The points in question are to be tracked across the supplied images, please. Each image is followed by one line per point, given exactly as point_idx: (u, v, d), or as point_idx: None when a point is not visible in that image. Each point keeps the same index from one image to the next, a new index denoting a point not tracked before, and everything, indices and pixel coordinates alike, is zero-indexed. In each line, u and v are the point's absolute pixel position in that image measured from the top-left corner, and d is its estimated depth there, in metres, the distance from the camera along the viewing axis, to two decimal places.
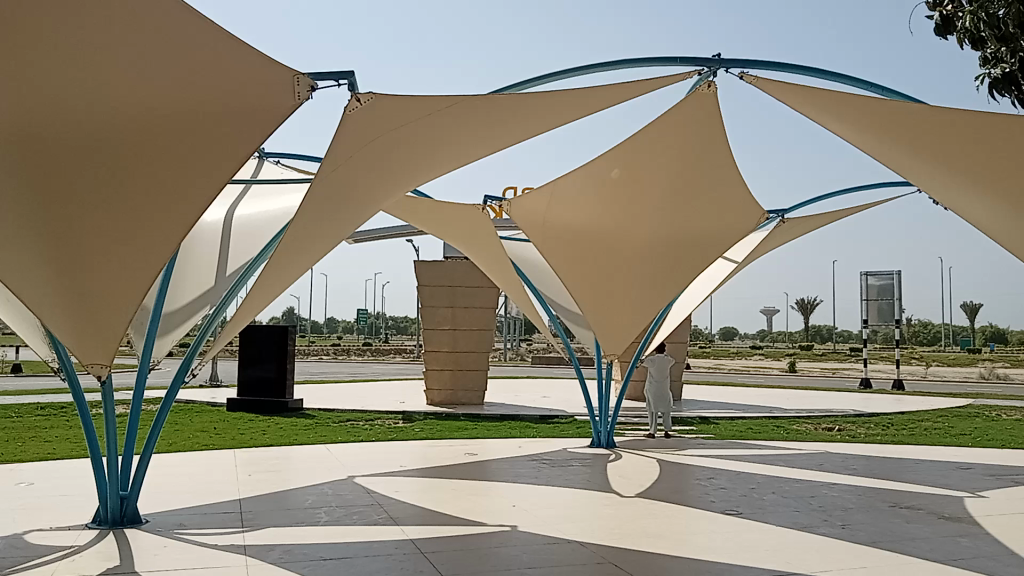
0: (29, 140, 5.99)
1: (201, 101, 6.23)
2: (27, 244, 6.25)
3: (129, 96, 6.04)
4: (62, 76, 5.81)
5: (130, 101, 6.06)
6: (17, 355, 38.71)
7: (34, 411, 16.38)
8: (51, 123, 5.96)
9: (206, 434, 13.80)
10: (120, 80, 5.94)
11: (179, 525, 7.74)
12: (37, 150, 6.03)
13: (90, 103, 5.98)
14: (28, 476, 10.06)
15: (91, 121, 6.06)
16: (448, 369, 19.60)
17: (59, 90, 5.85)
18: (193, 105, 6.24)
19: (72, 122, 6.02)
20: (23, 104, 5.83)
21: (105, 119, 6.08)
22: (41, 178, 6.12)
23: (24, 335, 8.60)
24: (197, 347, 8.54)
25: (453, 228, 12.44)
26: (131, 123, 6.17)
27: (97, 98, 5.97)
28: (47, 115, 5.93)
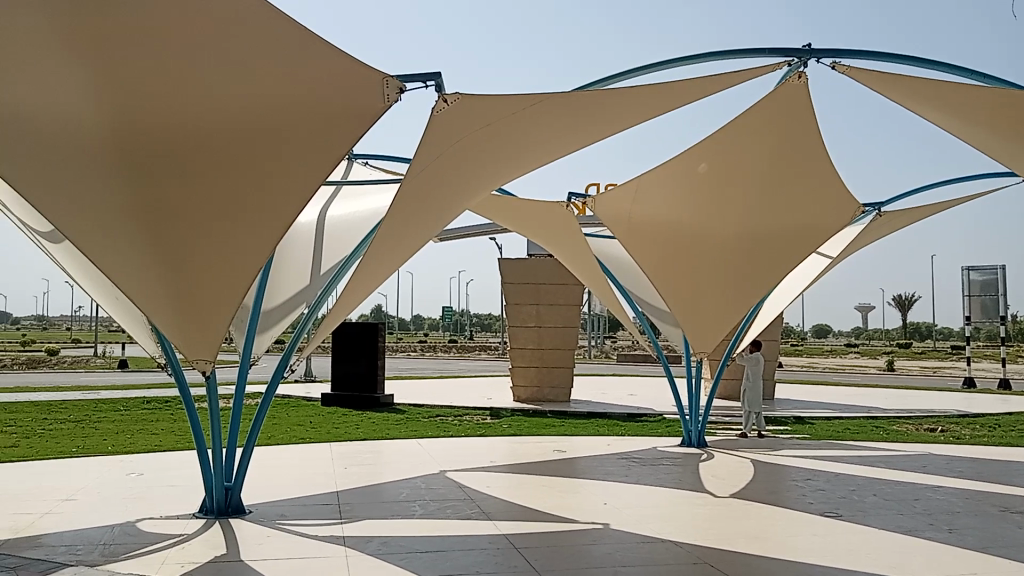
0: (136, 145, 6.27)
1: (291, 97, 6.43)
2: (135, 245, 6.48)
3: (227, 95, 6.29)
4: (167, 81, 6.13)
5: (225, 99, 6.31)
6: (123, 352, 40.60)
7: (141, 405, 17.19)
8: (150, 124, 6.23)
9: (302, 428, 14.20)
10: (215, 79, 6.20)
11: (281, 515, 8.01)
12: (137, 152, 6.28)
13: (187, 103, 6.25)
14: (140, 467, 10.57)
15: (188, 121, 6.32)
16: (534, 366, 19.58)
17: (157, 91, 6.13)
18: (282, 103, 6.45)
19: (176, 125, 6.30)
20: (125, 106, 6.11)
21: (202, 119, 6.35)
22: (146, 180, 6.36)
23: (131, 330, 8.89)
24: (294, 343, 8.83)
25: (537, 226, 12.49)
26: (226, 122, 6.41)
27: (191, 97, 6.24)
28: (153, 118, 6.23)
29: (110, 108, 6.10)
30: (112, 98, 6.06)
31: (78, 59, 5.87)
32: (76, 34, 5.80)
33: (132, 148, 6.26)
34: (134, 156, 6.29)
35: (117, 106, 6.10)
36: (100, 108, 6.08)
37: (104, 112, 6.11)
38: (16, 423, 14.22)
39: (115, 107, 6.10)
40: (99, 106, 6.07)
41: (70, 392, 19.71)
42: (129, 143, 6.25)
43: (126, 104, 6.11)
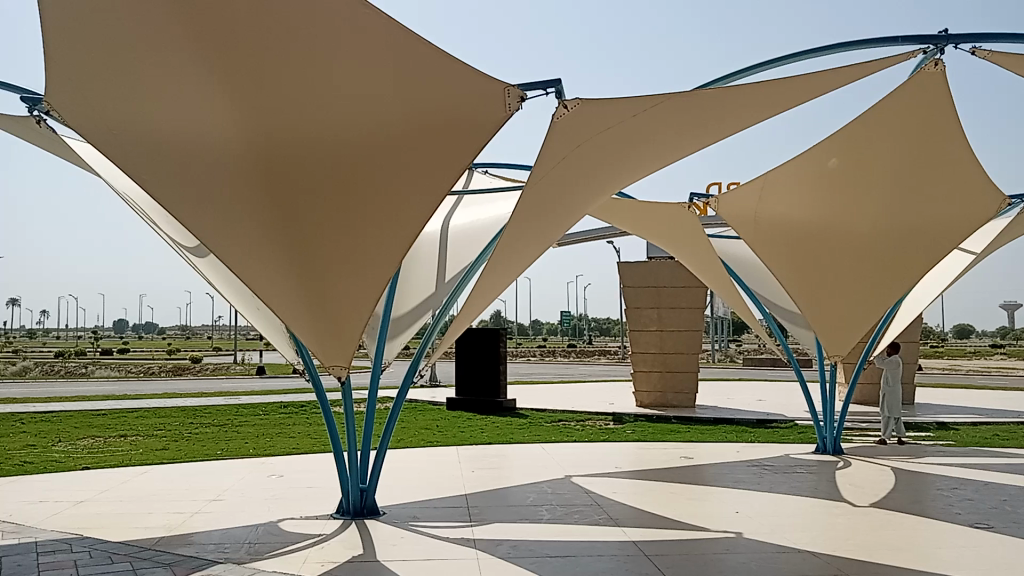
0: (272, 164, 6.54)
1: (415, 115, 6.49)
2: (274, 257, 6.83)
3: (354, 113, 6.41)
4: (298, 103, 6.31)
5: (353, 118, 6.44)
6: (261, 359, 42.78)
7: (279, 409, 18.05)
8: (282, 144, 6.47)
9: (429, 432, 14.54)
10: (342, 100, 6.35)
11: (414, 517, 8.23)
12: (270, 170, 6.55)
13: (317, 123, 6.42)
14: (280, 469, 11.09)
15: (317, 140, 6.50)
16: (656, 371, 19.33)
17: (288, 112, 6.34)
18: (407, 120, 6.52)
19: (307, 143, 6.50)
20: (258, 126, 6.37)
21: (330, 138, 6.51)
22: (282, 196, 6.64)
23: (271, 337, 9.39)
24: (423, 349, 9.06)
25: (659, 228, 12.38)
26: (353, 140, 6.54)
27: (320, 117, 6.41)
28: (286, 137, 6.45)
29: (245, 129, 6.39)
30: (246, 120, 6.34)
31: (215, 83, 6.18)
32: (213, 61, 6.08)
33: (265, 167, 6.54)
34: (267, 174, 6.56)
35: (251, 127, 6.38)
36: (236, 128, 6.39)
37: (239, 132, 6.41)
38: (167, 426, 15.20)
39: (250, 127, 6.39)
40: (234, 127, 6.38)
41: (212, 397, 20.91)
42: (262, 162, 6.52)
43: (259, 125, 6.37)
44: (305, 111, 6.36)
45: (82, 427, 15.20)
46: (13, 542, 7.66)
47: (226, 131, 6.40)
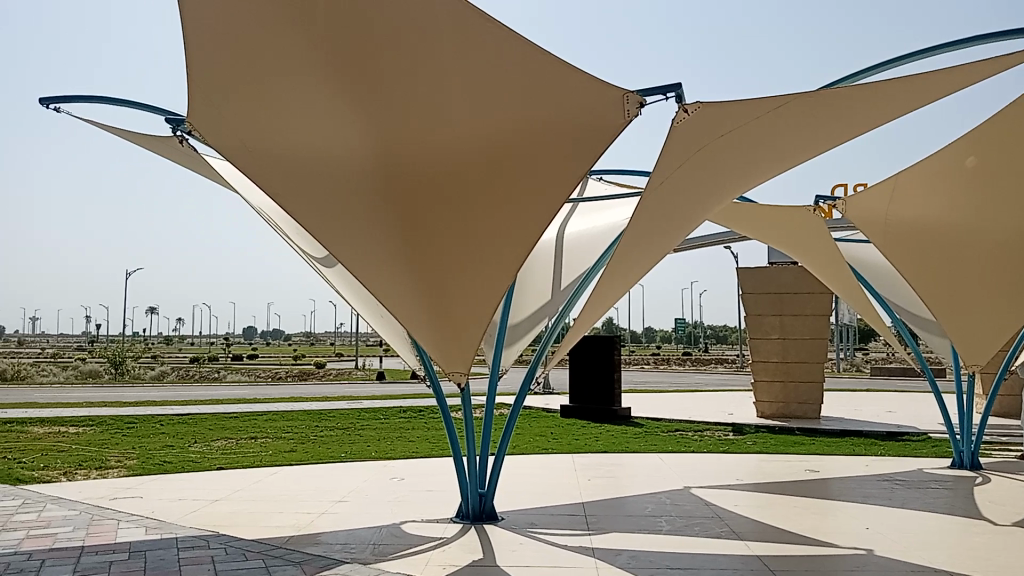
0: (391, 176, 6.72)
1: (534, 132, 6.49)
2: (396, 266, 7.03)
3: (471, 126, 6.48)
4: (415, 118, 6.46)
5: (474, 134, 6.52)
6: (381, 365, 44.03)
7: (398, 413, 18.50)
8: (406, 158, 6.65)
9: (545, 439, 14.58)
10: (462, 117, 6.43)
11: (532, 524, 8.27)
12: (394, 184, 6.76)
13: (435, 136, 6.55)
14: (401, 472, 11.36)
15: (439, 156, 6.64)
16: (779, 380, 18.74)
17: (411, 128, 6.51)
18: (527, 137, 6.52)
19: (425, 155, 6.64)
20: (383, 142, 6.58)
21: (452, 153, 6.63)
22: (402, 208, 6.82)
23: (394, 344, 9.66)
24: (540, 356, 9.10)
25: (781, 232, 12.03)
26: (474, 156, 6.63)
27: (442, 133, 6.53)
28: (405, 150, 6.62)
29: (371, 145, 6.61)
30: (372, 136, 6.56)
31: (344, 102, 6.41)
32: (341, 81, 6.30)
33: (390, 181, 6.74)
34: (392, 189, 6.77)
35: (376, 143, 6.59)
36: (363, 144, 6.61)
37: (366, 148, 6.64)
38: (294, 429, 15.83)
39: (376, 143, 6.60)
40: (361, 143, 6.61)
41: (335, 402, 21.65)
42: (387, 176, 6.73)
43: (385, 141, 6.58)
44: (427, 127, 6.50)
45: (216, 429, 16.02)
46: (156, 537, 8.14)
47: (353, 147, 6.65)
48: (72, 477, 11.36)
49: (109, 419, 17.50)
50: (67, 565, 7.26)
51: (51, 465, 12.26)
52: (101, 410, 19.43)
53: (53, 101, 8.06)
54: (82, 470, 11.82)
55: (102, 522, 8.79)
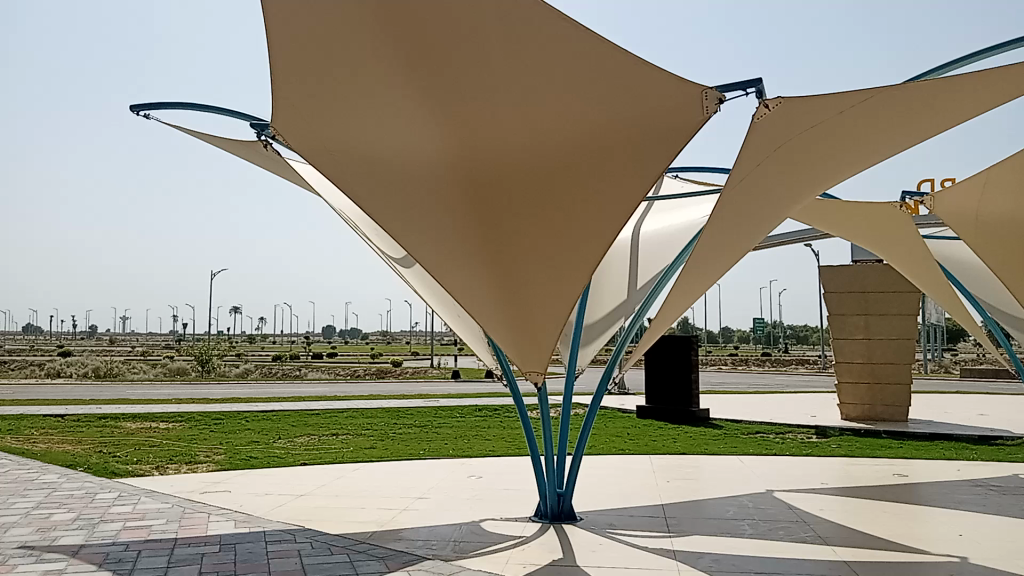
0: (467, 177, 6.77)
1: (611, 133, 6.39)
2: (472, 267, 7.06)
3: (544, 125, 6.44)
4: (490, 118, 6.47)
5: (547, 135, 6.48)
6: (456, 364, 44.48)
7: (474, 412, 18.66)
8: (482, 159, 6.68)
9: (622, 440, 14.51)
10: (537, 116, 6.40)
11: (611, 525, 8.24)
12: (470, 184, 6.80)
13: (509, 136, 6.54)
14: (479, 470, 11.46)
15: (515, 156, 6.63)
16: (864, 382, 18.17)
17: (487, 129, 6.53)
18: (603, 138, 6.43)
19: (499, 156, 6.65)
20: (459, 142, 6.63)
21: (527, 155, 6.61)
22: (478, 208, 6.85)
23: (471, 343, 9.75)
24: (617, 356, 9.05)
25: (865, 229, 11.68)
26: (549, 156, 6.58)
27: (517, 134, 6.52)
28: (480, 151, 6.65)
29: (448, 146, 6.67)
30: (449, 137, 6.62)
31: (421, 105, 6.50)
32: (418, 83, 6.40)
33: (468, 182, 6.79)
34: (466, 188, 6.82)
35: (453, 144, 6.65)
36: (439, 145, 6.68)
37: (443, 149, 6.71)
38: (373, 427, 16.14)
39: (451, 144, 6.65)
40: (439, 143, 6.68)
41: (412, 400, 21.98)
42: (465, 177, 6.79)
43: (462, 142, 6.63)
44: (502, 128, 6.51)
45: (299, 425, 16.45)
46: (245, 530, 8.41)
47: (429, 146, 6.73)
48: (164, 471, 11.82)
49: (198, 415, 18.15)
50: (163, 555, 7.56)
51: (145, 459, 12.78)
52: (190, 406, 20.17)
53: (144, 108, 8.39)
54: (174, 464, 12.29)
55: (194, 514, 9.13)
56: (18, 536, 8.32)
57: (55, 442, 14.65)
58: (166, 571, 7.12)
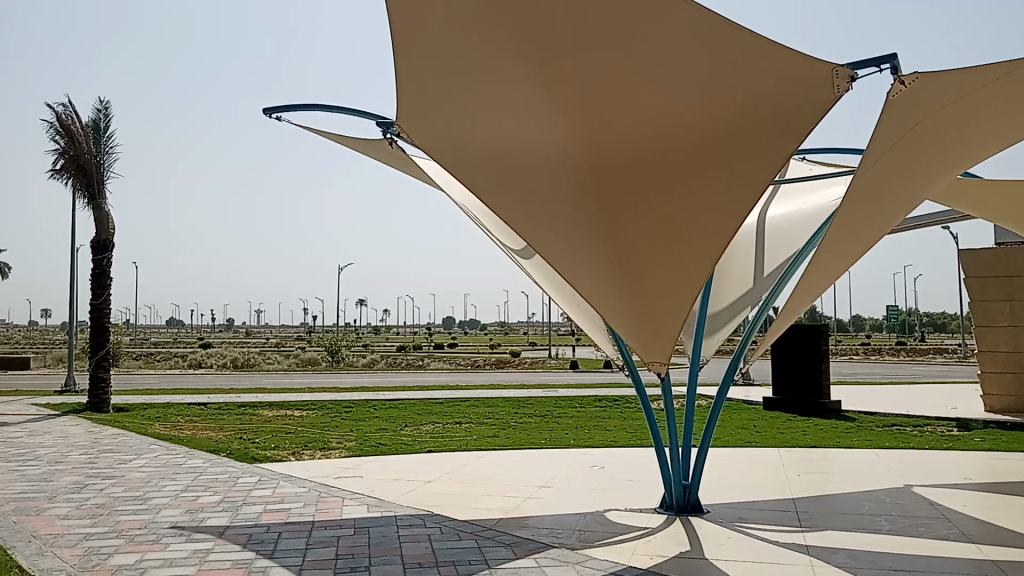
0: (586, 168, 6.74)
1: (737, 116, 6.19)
2: (592, 260, 7.02)
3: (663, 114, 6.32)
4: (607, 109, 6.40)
5: (666, 123, 6.35)
6: (575, 355, 44.49)
7: (594, 403, 18.65)
8: (604, 150, 6.62)
9: (748, 431, 14.17)
10: (658, 104, 6.27)
11: (739, 518, 8.08)
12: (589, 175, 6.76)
13: (627, 126, 6.46)
14: (602, 460, 11.45)
15: (637, 145, 6.53)
16: (1010, 372, 16.89)
17: (608, 119, 6.46)
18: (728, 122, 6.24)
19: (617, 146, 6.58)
20: (581, 133, 6.59)
21: (647, 143, 6.51)
22: (596, 201, 6.79)
23: (593, 334, 9.76)
24: (744, 347, 8.84)
25: (1010, 208, 10.93)
26: (672, 143, 6.44)
27: (638, 122, 6.42)
28: (598, 143, 6.60)
29: (569, 137, 6.65)
30: (567, 129, 6.61)
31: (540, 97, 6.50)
32: (536, 76, 6.40)
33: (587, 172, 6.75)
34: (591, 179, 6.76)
35: (574, 135, 6.62)
36: (558, 137, 6.69)
37: (565, 140, 6.70)
38: (495, 416, 16.38)
39: (571, 135, 6.64)
40: (560, 135, 6.67)
41: (533, 390, 22.14)
42: (584, 168, 6.75)
43: (582, 132, 6.58)
44: (623, 117, 6.42)
45: (424, 414, 16.88)
46: (377, 515, 8.73)
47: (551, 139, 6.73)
48: (300, 456, 12.40)
49: (329, 403, 18.92)
50: (301, 537, 7.95)
51: (282, 444, 13.43)
52: (321, 395, 21.05)
53: (276, 111, 8.78)
54: (308, 450, 12.87)
55: (328, 498, 9.54)
56: (170, 516, 8.93)
57: (200, 428, 15.60)
58: (304, 552, 7.48)
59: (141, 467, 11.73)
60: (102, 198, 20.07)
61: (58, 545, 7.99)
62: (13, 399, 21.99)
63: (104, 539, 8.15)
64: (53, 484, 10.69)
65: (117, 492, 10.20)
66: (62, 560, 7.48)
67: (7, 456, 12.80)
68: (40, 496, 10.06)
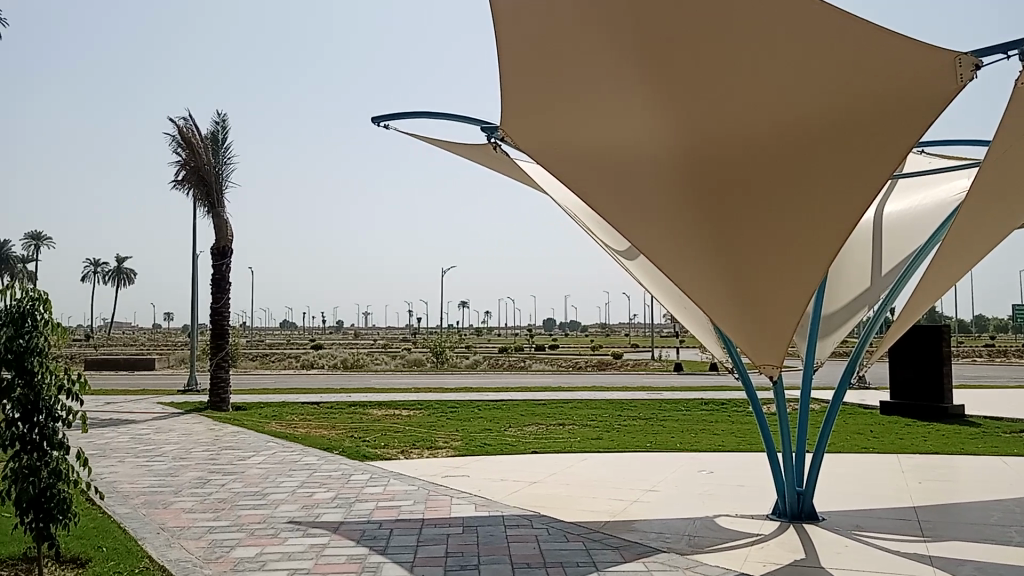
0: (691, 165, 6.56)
1: (855, 101, 5.90)
2: (699, 261, 6.74)
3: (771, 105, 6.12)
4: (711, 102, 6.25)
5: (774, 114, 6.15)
6: (678, 357, 43.85)
7: (700, 405, 18.35)
8: (713, 144, 6.41)
9: (863, 437, 13.66)
10: (765, 94, 6.09)
11: (857, 526, 7.79)
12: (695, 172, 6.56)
13: (733, 119, 6.27)
14: (710, 465, 11.25)
15: (744, 138, 6.32)
16: None
17: (717, 112, 6.28)
18: (845, 107, 5.97)
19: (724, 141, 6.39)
20: (689, 129, 6.43)
21: (754, 137, 6.30)
22: (702, 198, 6.56)
23: (701, 336, 9.60)
24: (860, 350, 8.53)
25: None
26: (784, 137, 6.21)
27: (747, 117, 6.23)
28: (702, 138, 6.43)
29: (676, 135, 6.51)
30: (672, 124, 6.47)
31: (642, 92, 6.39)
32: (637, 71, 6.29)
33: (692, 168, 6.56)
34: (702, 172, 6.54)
35: (683, 130, 6.45)
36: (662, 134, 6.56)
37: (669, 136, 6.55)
38: (598, 418, 16.32)
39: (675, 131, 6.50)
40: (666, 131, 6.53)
41: (636, 392, 21.94)
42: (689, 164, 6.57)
43: (687, 127, 6.43)
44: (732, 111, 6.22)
45: (528, 415, 16.98)
46: (485, 514, 8.83)
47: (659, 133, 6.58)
48: (408, 455, 12.67)
49: (435, 404, 19.27)
50: (412, 535, 8.11)
51: (391, 443, 13.77)
52: (427, 395, 21.46)
53: (383, 119, 9.00)
54: (416, 449, 13.13)
55: (437, 497, 9.71)
56: (287, 511, 9.28)
57: (313, 426, 16.16)
58: (415, 549, 7.64)
59: (260, 464, 12.23)
60: (221, 206, 21.06)
61: (185, 537, 8.42)
62: (141, 397, 23.33)
63: (227, 532, 8.54)
64: (179, 478, 11.27)
65: (237, 487, 10.66)
66: (189, 552, 7.87)
67: (138, 451, 13.57)
68: (168, 490, 10.63)
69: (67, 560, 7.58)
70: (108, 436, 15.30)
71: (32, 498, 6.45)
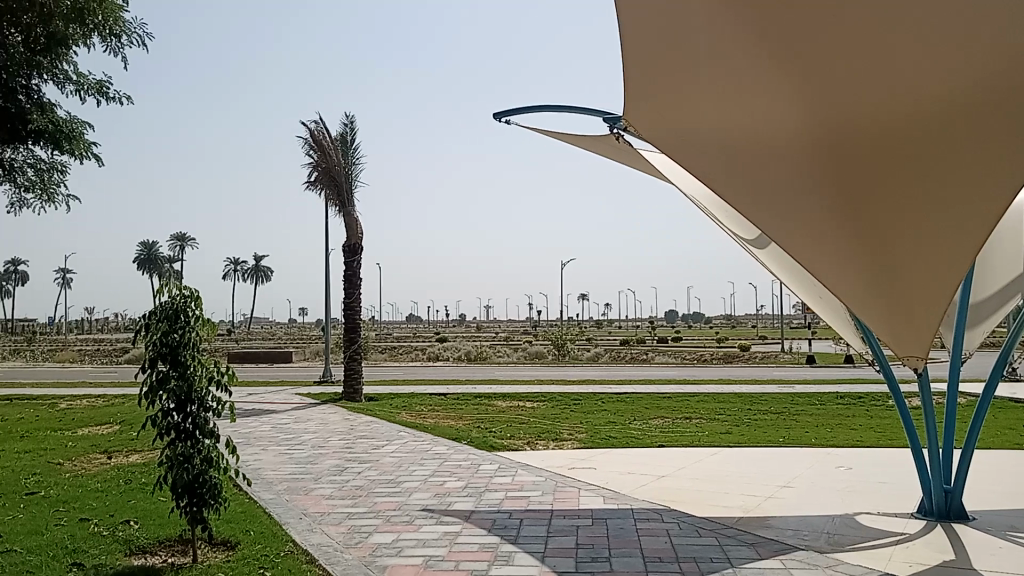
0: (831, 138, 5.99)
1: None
2: (834, 241, 5.81)
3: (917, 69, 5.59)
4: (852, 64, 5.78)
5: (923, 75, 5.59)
6: (810, 348, 42.31)
7: (835, 399, 17.65)
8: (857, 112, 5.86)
9: (1016, 433, 12.78)
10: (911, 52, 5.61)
11: (1013, 528, 7.31)
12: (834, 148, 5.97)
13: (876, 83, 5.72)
14: (847, 461, 10.81)
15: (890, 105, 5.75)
16: None
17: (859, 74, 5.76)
18: (1010, 58, 5.36)
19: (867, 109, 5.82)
20: (828, 100, 5.90)
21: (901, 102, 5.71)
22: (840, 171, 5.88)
23: (838, 326, 9.24)
24: (1013, 340, 7.99)
25: None
26: (935, 100, 5.62)
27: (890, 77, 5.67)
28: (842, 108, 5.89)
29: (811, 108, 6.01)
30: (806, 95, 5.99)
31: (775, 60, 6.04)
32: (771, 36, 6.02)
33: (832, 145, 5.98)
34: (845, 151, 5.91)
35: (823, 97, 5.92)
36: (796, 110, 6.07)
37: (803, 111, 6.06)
38: (727, 411, 15.97)
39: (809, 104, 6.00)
40: (799, 105, 6.05)
41: (766, 385, 21.34)
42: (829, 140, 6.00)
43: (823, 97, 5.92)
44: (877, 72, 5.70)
45: (653, 408, 16.81)
46: (614, 507, 8.80)
47: (794, 113, 6.08)
48: (535, 446, 12.79)
49: (560, 396, 19.35)
50: (541, 525, 8.18)
51: (518, 434, 13.92)
52: (552, 387, 21.60)
53: (504, 114, 9.03)
54: (543, 440, 13.23)
55: (566, 488, 9.76)
56: (420, 499, 9.55)
57: (441, 417, 16.54)
58: (545, 539, 7.70)
59: (392, 453, 12.62)
60: (351, 204, 21.80)
61: (325, 522, 8.81)
62: (280, 389, 24.56)
63: (365, 519, 8.87)
64: (318, 466, 11.79)
65: (372, 475, 11.05)
66: (330, 536, 8.22)
67: (280, 439, 14.28)
68: (308, 477, 11.14)
69: (219, 542, 8.06)
70: (252, 425, 16.17)
71: (186, 484, 6.89)
